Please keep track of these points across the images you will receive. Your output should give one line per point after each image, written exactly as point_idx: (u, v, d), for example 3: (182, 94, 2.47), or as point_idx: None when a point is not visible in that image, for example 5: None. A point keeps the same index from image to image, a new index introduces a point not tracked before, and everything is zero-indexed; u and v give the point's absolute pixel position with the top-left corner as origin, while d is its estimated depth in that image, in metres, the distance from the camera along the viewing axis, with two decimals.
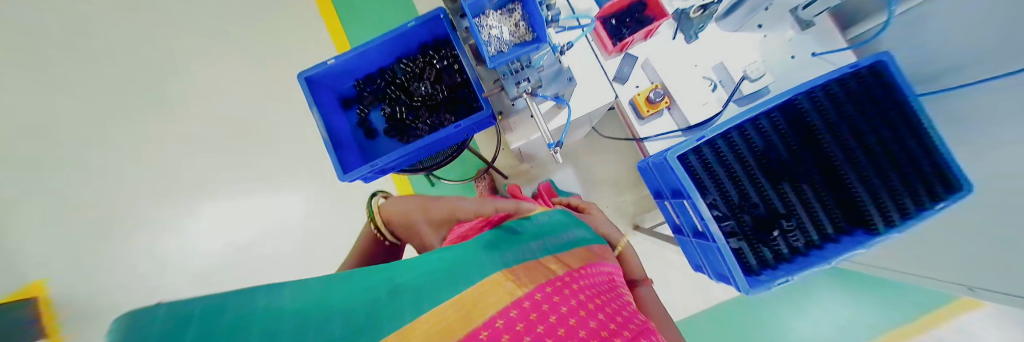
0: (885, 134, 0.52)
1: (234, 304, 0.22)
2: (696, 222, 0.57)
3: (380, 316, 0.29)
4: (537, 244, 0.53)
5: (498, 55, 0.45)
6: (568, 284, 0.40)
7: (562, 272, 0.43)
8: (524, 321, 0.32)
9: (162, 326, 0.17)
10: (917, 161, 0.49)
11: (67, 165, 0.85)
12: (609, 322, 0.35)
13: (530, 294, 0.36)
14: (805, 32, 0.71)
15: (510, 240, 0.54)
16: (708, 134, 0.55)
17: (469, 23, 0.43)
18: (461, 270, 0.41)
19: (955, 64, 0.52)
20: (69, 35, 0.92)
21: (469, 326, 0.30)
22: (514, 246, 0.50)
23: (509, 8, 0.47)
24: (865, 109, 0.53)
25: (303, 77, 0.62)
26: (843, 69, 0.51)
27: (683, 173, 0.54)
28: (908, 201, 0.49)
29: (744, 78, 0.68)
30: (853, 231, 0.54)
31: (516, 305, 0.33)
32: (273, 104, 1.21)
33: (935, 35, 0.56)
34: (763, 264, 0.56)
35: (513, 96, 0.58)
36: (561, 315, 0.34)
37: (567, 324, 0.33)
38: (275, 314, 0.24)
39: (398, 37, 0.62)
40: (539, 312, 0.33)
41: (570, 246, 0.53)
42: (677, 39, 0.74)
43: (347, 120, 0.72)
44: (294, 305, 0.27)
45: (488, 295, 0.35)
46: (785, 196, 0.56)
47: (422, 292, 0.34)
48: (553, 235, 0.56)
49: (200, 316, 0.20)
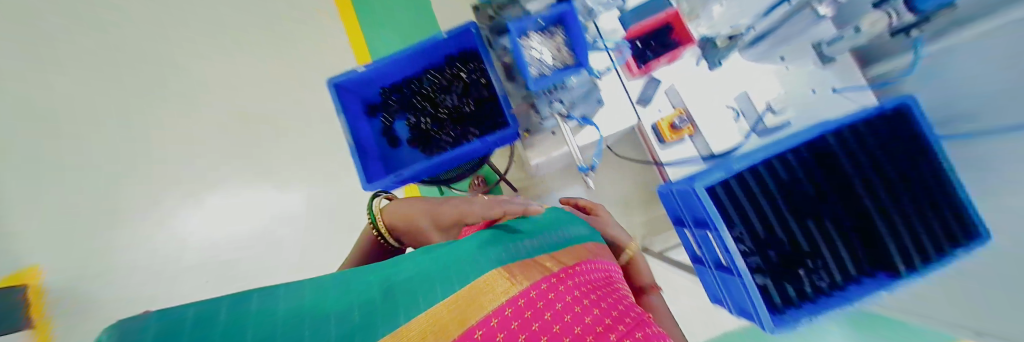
0: (912, 180, 0.53)
1: (229, 304, 0.22)
2: (720, 255, 0.58)
3: (377, 313, 0.28)
4: (535, 240, 0.52)
5: (541, 77, 0.48)
6: (563, 281, 0.39)
7: (556, 268, 0.41)
8: (518, 320, 0.31)
9: (154, 332, 0.17)
10: (937, 206, 0.51)
11: (68, 166, 1.06)
12: (605, 316, 0.34)
13: (524, 291, 0.34)
14: (827, 67, 0.70)
15: (506, 235, 0.52)
16: (736, 167, 0.56)
17: (515, 46, 0.45)
18: (461, 266, 0.40)
19: (966, 114, 0.55)
20: (69, 33, 1.12)
21: (464, 326, 0.29)
22: (512, 243, 0.48)
23: (549, 29, 0.50)
24: (892, 150, 0.54)
25: (333, 83, 0.62)
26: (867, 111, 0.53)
27: (710, 205, 0.55)
28: (929, 246, 0.51)
29: (767, 109, 0.71)
30: (875, 272, 0.54)
31: (510, 304, 0.32)
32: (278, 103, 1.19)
33: (944, 84, 0.59)
34: (787, 302, 0.56)
35: (546, 116, 0.62)
36: (556, 311, 0.33)
37: (563, 320, 0.33)
38: (272, 311, 0.24)
39: (428, 48, 0.63)
40: (534, 309, 0.33)
41: (569, 242, 0.53)
42: (700, 65, 0.74)
43: (371, 127, 0.72)
44: (293, 303, 0.27)
45: (481, 293, 0.34)
46: (809, 234, 0.56)
47: (416, 291, 0.33)
48: (551, 232, 0.54)
49: (197, 317, 0.20)
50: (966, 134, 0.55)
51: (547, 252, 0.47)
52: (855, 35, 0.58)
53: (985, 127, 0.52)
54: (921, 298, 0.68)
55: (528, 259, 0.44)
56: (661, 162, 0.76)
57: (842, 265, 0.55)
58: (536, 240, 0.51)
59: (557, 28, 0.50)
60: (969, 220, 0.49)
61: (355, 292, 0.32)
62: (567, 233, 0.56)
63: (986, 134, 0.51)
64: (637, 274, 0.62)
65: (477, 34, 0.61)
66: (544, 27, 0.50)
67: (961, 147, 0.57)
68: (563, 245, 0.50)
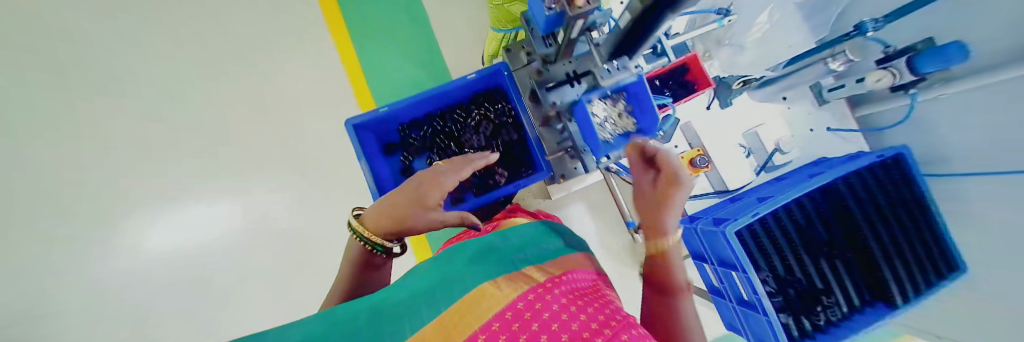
0: (905, 220, 0.58)
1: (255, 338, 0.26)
2: (745, 293, 0.60)
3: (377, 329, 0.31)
4: (521, 254, 0.52)
5: (607, 146, 0.48)
6: (549, 289, 0.37)
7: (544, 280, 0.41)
8: (506, 332, 0.29)
9: None
10: (930, 245, 0.56)
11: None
12: (592, 319, 0.30)
13: (499, 313, 0.32)
14: (822, 107, 0.75)
15: (491, 251, 0.51)
16: (761, 211, 0.57)
17: (588, 122, 0.44)
18: (452, 284, 0.40)
19: (940, 157, 0.64)
20: None
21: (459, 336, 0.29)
22: (499, 260, 0.48)
23: (611, 95, 0.50)
24: (887, 192, 0.59)
25: (353, 124, 0.58)
26: (870, 158, 0.57)
27: (740, 250, 0.56)
28: (920, 278, 0.56)
29: (777, 149, 0.75)
30: (874, 303, 0.58)
31: (486, 329, 0.30)
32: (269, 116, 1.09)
33: (919, 129, 0.67)
34: (802, 334, 0.58)
35: (591, 169, 0.55)
36: (544, 321, 0.30)
37: (551, 328, 0.30)
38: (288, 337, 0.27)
39: (456, 87, 0.62)
40: (511, 328, 0.30)
41: (557, 254, 0.53)
42: (712, 105, 0.78)
43: (390, 166, 0.69)
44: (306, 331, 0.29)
45: (464, 317, 0.33)
46: (822, 272, 0.59)
47: (406, 312, 0.34)
48: (537, 244, 0.57)
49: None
50: (947, 173, 0.63)
51: (531, 265, 0.47)
52: (862, 86, 0.59)
53: (962, 169, 0.60)
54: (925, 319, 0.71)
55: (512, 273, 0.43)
56: None
57: (849, 296, 0.58)
58: (520, 255, 0.51)
59: (619, 95, 0.50)
60: (952, 256, 0.54)
61: (357, 314, 0.34)
62: (550, 248, 0.56)
63: (974, 174, 0.56)
64: (665, 266, 0.40)
65: (508, 76, 0.60)
66: (606, 94, 0.49)
67: (946, 184, 0.64)
68: (546, 259, 0.50)
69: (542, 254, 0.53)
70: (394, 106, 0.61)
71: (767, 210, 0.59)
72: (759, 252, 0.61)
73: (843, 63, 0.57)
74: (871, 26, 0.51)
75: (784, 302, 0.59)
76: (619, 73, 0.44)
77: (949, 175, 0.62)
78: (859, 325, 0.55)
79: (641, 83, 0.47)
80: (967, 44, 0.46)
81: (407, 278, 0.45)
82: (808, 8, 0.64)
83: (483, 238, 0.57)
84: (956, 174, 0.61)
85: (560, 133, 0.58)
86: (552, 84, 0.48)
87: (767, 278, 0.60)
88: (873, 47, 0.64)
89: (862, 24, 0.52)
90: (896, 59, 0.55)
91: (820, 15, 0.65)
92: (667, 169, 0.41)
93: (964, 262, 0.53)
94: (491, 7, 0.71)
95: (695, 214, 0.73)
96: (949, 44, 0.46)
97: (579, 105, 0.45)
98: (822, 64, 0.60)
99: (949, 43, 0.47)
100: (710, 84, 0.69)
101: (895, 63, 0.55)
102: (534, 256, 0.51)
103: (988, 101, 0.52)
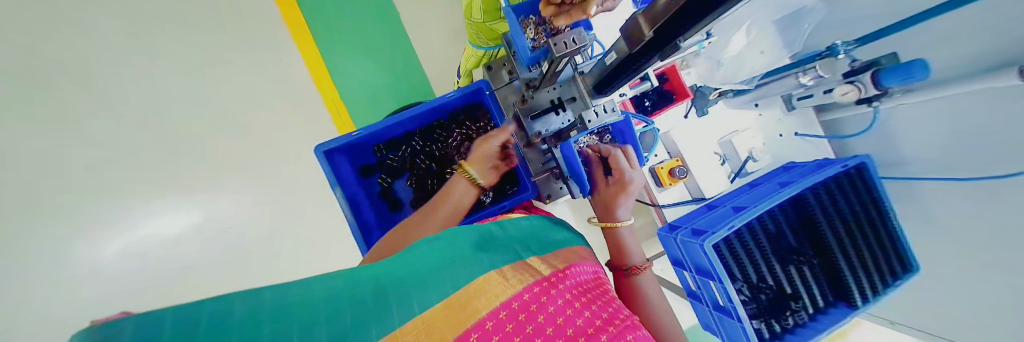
0: (867, 228, 0.63)
1: (242, 303, 0.23)
2: (720, 299, 0.63)
3: (376, 311, 0.28)
4: (524, 244, 0.48)
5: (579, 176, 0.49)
6: (555, 284, 0.37)
7: (548, 272, 0.40)
8: (513, 322, 0.30)
9: (172, 333, 0.18)
10: (885, 245, 0.61)
11: None
12: (596, 318, 0.32)
13: (506, 303, 0.32)
14: (790, 113, 0.79)
15: (497, 239, 0.47)
16: (737, 223, 0.59)
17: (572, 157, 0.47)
18: (452, 267, 0.37)
19: (898, 161, 0.70)
20: None
21: (473, 319, 0.29)
22: (501, 248, 0.45)
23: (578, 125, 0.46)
24: (852, 203, 0.63)
25: (323, 152, 0.59)
26: (839, 168, 0.61)
27: (717, 261, 0.57)
28: (877, 279, 0.61)
29: (749, 157, 0.78)
30: (837, 303, 0.64)
31: (492, 316, 0.30)
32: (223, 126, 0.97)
33: (887, 131, 0.70)
34: (773, 335, 0.62)
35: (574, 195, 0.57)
36: (549, 314, 0.32)
37: (556, 323, 0.31)
38: (278, 311, 0.24)
39: (434, 107, 0.63)
40: (517, 321, 0.30)
41: (560, 245, 0.51)
42: (690, 113, 0.78)
43: (368, 189, 0.70)
44: (303, 300, 0.27)
45: (470, 302, 0.31)
46: (791, 277, 0.64)
47: (409, 291, 0.32)
48: (543, 236, 0.53)
49: (210, 318, 0.21)
50: (916, 175, 0.66)
51: (534, 255, 0.45)
52: (830, 97, 0.62)
53: (948, 173, 0.60)
54: (899, 309, 0.75)
55: (515, 262, 0.41)
56: (659, 203, 0.81)
57: (814, 299, 0.64)
58: (521, 244, 0.48)
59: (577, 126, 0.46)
60: (904, 255, 0.60)
61: (357, 286, 0.32)
62: (552, 239, 0.52)
63: (934, 180, 0.62)
64: (622, 251, 0.50)
65: (491, 95, 0.59)
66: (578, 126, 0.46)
67: (903, 188, 0.69)
68: (548, 249, 0.48)
69: (543, 244, 0.50)
70: (368, 128, 0.61)
71: (761, 210, 0.60)
72: (734, 262, 0.65)
73: (812, 78, 0.63)
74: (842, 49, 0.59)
75: (756, 308, 0.64)
76: (606, 115, 0.42)
77: (926, 178, 0.63)
78: (823, 325, 0.61)
79: (626, 122, 0.56)
80: (927, 63, 0.47)
81: (416, 243, 0.42)
82: (783, 20, 0.67)
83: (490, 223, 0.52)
84: (935, 178, 0.61)
85: (545, 154, 0.59)
86: (537, 112, 0.51)
87: (741, 287, 0.65)
88: (839, 61, 0.59)
89: (835, 47, 0.60)
90: (861, 72, 0.56)
91: (791, 30, 0.68)
92: (617, 170, 0.51)
93: (917, 263, 0.59)
94: (467, 24, 0.69)
95: (674, 223, 0.74)
96: (912, 63, 0.47)
97: (567, 144, 0.47)
98: (793, 78, 0.65)
99: (910, 61, 0.48)
100: (688, 94, 0.71)
101: (858, 77, 0.56)
102: (536, 246, 0.49)
103: (985, 93, 0.50)
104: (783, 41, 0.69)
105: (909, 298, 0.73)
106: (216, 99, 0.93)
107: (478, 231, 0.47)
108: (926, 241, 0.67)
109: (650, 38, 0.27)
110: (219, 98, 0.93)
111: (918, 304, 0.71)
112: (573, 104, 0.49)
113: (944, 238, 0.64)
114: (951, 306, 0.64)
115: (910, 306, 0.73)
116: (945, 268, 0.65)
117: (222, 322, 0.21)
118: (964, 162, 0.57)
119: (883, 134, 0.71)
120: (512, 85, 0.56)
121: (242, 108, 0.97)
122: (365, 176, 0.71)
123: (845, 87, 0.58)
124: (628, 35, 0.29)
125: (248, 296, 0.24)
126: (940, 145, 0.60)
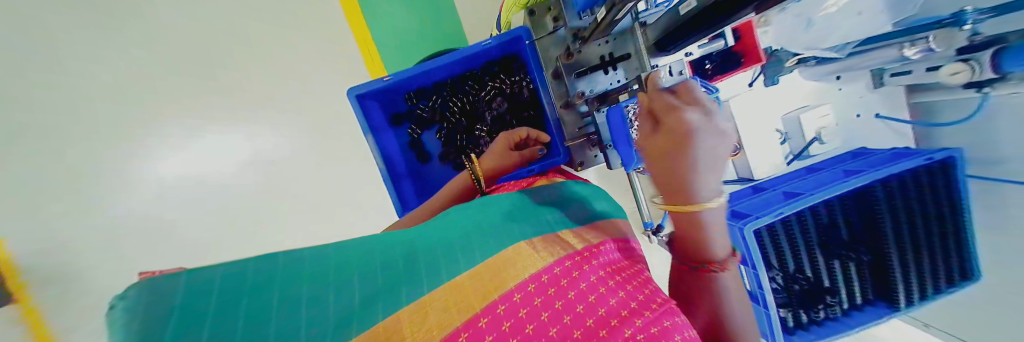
0: (936, 232, 0.54)
1: (280, 261, 0.25)
2: (748, 284, 0.59)
3: (404, 279, 0.28)
4: (555, 216, 0.45)
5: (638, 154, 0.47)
6: (588, 260, 0.33)
7: (580, 247, 0.36)
8: (542, 296, 0.28)
9: (222, 278, 0.21)
10: (951, 254, 0.53)
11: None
12: (631, 300, 0.27)
13: (535, 275, 0.30)
14: (876, 91, 0.67)
15: (529, 208, 0.46)
16: (785, 211, 0.52)
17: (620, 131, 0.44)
18: (480, 238, 0.36)
19: (982, 161, 0.57)
20: None
21: (502, 289, 0.27)
22: (533, 218, 0.43)
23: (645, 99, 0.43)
24: (928, 203, 0.54)
25: (356, 95, 0.60)
26: (917, 160, 0.50)
27: (754, 246, 0.53)
28: (931, 285, 0.56)
29: (816, 139, 0.69)
30: (877, 303, 0.60)
31: (521, 289, 0.28)
32: (254, 60, 1.01)
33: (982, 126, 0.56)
34: (797, 324, 0.61)
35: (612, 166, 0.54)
36: (581, 290, 0.28)
37: (587, 301, 0.27)
38: (308, 270, 0.25)
39: (468, 56, 0.62)
40: (545, 295, 0.28)
41: (592, 218, 0.47)
42: (756, 83, 0.70)
43: (398, 138, 0.73)
44: (340, 258, 0.28)
45: (497, 272, 0.30)
46: (833, 272, 0.61)
47: (438, 259, 0.31)
48: (574, 206, 0.49)
49: (253, 274, 0.22)
50: (996, 179, 0.54)
51: (566, 228, 0.42)
52: (935, 75, 0.50)
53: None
54: (941, 318, 0.68)
55: (546, 234, 0.39)
56: None
57: (851, 295, 0.61)
58: (554, 213, 0.46)
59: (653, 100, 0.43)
60: (968, 266, 0.52)
61: (393, 250, 0.32)
62: (586, 209, 0.49)
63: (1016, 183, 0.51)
64: (694, 246, 0.32)
65: (530, 45, 0.55)
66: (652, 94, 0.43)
67: (989, 191, 0.56)
68: (580, 222, 0.45)
69: (576, 214, 0.47)
70: (397, 74, 0.61)
71: (828, 196, 0.54)
72: (773, 251, 0.62)
73: (919, 51, 0.49)
74: (972, 17, 0.45)
75: (787, 297, 0.62)
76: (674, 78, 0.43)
77: (1009, 181, 0.52)
78: (857, 322, 0.58)
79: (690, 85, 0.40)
80: None
81: (444, 216, 0.42)
82: None
83: (514, 195, 0.50)
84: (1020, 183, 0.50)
85: (583, 119, 0.56)
86: (584, 69, 0.48)
87: (774, 275, 0.63)
88: (957, 34, 0.46)
89: (962, 14, 0.46)
90: (980, 49, 0.44)
91: None
92: (671, 125, 0.27)
93: (980, 272, 0.50)
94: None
95: None
96: None
97: (614, 109, 0.43)
98: (896, 48, 0.52)
99: None
100: (760, 60, 0.60)
101: (976, 55, 0.44)
102: (569, 216, 0.46)
103: None
104: (886, 6, 0.52)
105: (959, 311, 0.64)
106: (264, 48, 1.03)
107: (509, 202, 0.47)
108: (999, 253, 0.57)
109: None
110: (253, 43, 1.01)
111: (963, 317, 0.63)
112: (627, 63, 0.47)
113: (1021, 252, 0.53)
114: (1005, 324, 0.56)
115: (957, 318, 0.65)
116: (1009, 283, 0.55)
117: (267, 275, 0.23)
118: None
119: (974, 131, 0.56)
120: (556, 34, 0.49)
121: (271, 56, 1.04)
122: (395, 125, 0.73)
123: (956, 65, 0.45)
124: None
125: (286, 256, 0.26)
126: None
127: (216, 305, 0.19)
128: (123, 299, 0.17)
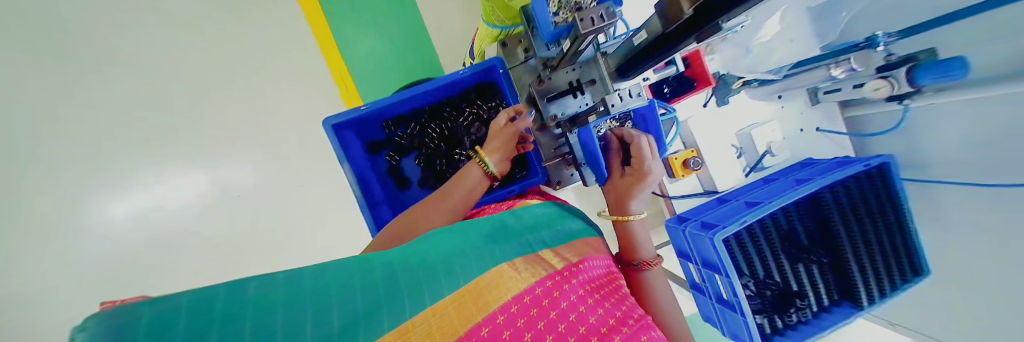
0: (881, 230, 0.61)
1: (252, 285, 0.23)
2: (724, 292, 0.61)
3: (384, 303, 0.27)
4: (535, 237, 0.45)
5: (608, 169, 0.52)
6: (568, 279, 0.34)
7: (561, 266, 0.37)
8: (525, 317, 0.28)
9: (189, 301, 0.19)
10: (897, 246, 0.59)
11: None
12: (609, 317, 0.29)
13: (518, 296, 0.30)
14: (814, 107, 0.75)
15: (511, 229, 0.46)
16: (748, 219, 0.56)
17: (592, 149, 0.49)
18: (462, 259, 0.35)
19: (915, 165, 0.64)
20: None
21: (484, 311, 0.27)
22: (514, 239, 0.43)
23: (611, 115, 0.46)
24: (869, 204, 0.61)
25: (332, 125, 0.61)
26: (859, 166, 0.57)
27: (726, 256, 0.55)
28: (885, 282, 0.60)
29: (767, 152, 0.76)
30: (841, 303, 0.63)
31: (504, 310, 0.28)
32: (228, 97, 1.01)
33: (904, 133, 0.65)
34: (773, 330, 0.63)
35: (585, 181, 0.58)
36: (562, 310, 0.29)
37: (567, 320, 0.28)
38: (283, 294, 0.24)
39: (445, 85, 0.64)
40: (529, 316, 0.28)
41: (573, 237, 0.48)
42: (710, 102, 0.76)
43: (377, 166, 0.73)
44: (317, 283, 0.27)
45: (482, 293, 0.30)
46: (799, 276, 0.64)
47: (420, 281, 0.30)
48: (555, 226, 0.50)
49: (223, 296, 0.21)
50: (924, 179, 0.62)
51: (547, 248, 0.43)
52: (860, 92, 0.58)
53: (961, 178, 0.56)
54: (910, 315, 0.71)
55: (527, 255, 0.39)
56: (669, 194, 0.83)
57: (818, 297, 0.64)
58: (535, 233, 0.46)
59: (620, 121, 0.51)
60: (916, 261, 0.58)
61: (373, 273, 0.31)
62: (566, 228, 0.50)
63: (947, 182, 0.58)
64: (633, 245, 0.47)
65: (505, 73, 0.59)
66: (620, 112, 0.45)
67: (924, 191, 0.63)
68: (562, 241, 0.46)
69: (556, 234, 0.48)
70: (375, 103, 0.62)
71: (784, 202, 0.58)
72: (743, 258, 0.66)
73: (844, 70, 0.58)
74: (882, 40, 0.54)
75: (762, 303, 0.64)
76: (631, 99, 0.45)
77: (938, 182, 0.60)
78: (826, 323, 0.61)
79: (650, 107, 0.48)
80: (970, 59, 0.44)
81: (426, 236, 0.41)
82: (817, 10, 0.62)
83: (492, 217, 0.50)
84: (947, 182, 0.58)
85: (558, 140, 0.60)
86: (555, 94, 0.51)
87: (747, 282, 0.66)
88: (872, 55, 0.54)
89: (874, 37, 0.55)
90: (894, 68, 0.53)
91: (825, 20, 0.63)
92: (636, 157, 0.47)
93: (928, 268, 0.57)
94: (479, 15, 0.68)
95: (683, 216, 0.73)
96: (953, 59, 0.45)
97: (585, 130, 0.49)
98: (824, 69, 0.60)
99: (951, 57, 0.46)
100: (710, 82, 0.67)
101: (893, 72, 0.53)
102: (550, 236, 0.47)
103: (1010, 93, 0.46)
104: (813, 33, 0.65)
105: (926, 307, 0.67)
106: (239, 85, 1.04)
107: (490, 223, 0.47)
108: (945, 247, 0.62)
109: (688, 17, 0.28)
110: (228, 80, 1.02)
111: (929, 312, 0.67)
112: (594, 87, 0.49)
113: (962, 242, 0.59)
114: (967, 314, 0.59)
115: (925, 315, 0.68)
116: (960, 273, 0.60)
117: (237, 299, 0.22)
118: (999, 158, 0.50)
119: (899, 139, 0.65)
120: (528, 63, 0.56)
121: (249, 90, 1.04)
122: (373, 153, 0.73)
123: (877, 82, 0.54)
124: (664, 14, 0.30)
125: (259, 280, 0.24)
126: (954, 149, 0.56)
127: (185, 326, 0.18)
128: (82, 329, 0.15)
